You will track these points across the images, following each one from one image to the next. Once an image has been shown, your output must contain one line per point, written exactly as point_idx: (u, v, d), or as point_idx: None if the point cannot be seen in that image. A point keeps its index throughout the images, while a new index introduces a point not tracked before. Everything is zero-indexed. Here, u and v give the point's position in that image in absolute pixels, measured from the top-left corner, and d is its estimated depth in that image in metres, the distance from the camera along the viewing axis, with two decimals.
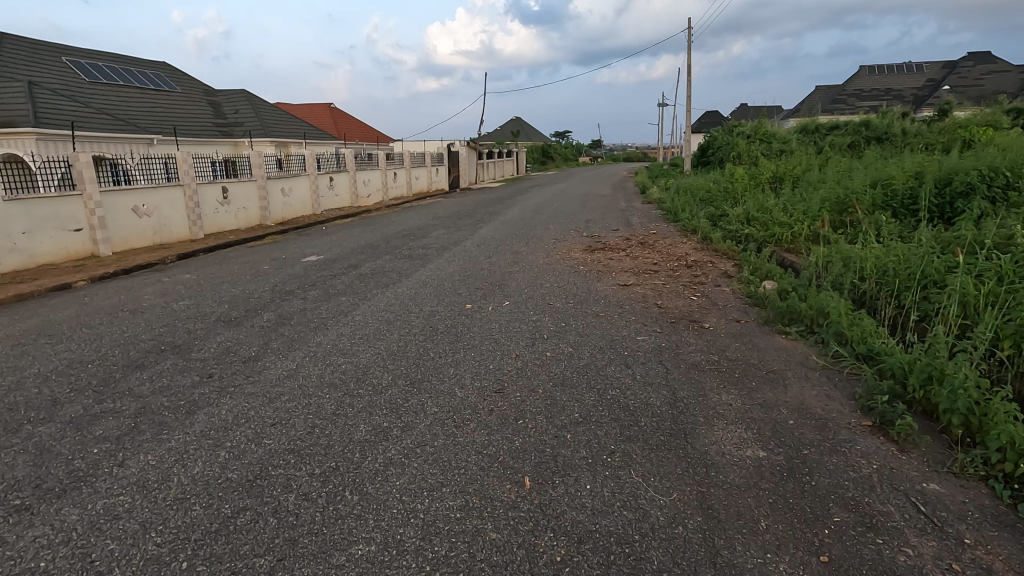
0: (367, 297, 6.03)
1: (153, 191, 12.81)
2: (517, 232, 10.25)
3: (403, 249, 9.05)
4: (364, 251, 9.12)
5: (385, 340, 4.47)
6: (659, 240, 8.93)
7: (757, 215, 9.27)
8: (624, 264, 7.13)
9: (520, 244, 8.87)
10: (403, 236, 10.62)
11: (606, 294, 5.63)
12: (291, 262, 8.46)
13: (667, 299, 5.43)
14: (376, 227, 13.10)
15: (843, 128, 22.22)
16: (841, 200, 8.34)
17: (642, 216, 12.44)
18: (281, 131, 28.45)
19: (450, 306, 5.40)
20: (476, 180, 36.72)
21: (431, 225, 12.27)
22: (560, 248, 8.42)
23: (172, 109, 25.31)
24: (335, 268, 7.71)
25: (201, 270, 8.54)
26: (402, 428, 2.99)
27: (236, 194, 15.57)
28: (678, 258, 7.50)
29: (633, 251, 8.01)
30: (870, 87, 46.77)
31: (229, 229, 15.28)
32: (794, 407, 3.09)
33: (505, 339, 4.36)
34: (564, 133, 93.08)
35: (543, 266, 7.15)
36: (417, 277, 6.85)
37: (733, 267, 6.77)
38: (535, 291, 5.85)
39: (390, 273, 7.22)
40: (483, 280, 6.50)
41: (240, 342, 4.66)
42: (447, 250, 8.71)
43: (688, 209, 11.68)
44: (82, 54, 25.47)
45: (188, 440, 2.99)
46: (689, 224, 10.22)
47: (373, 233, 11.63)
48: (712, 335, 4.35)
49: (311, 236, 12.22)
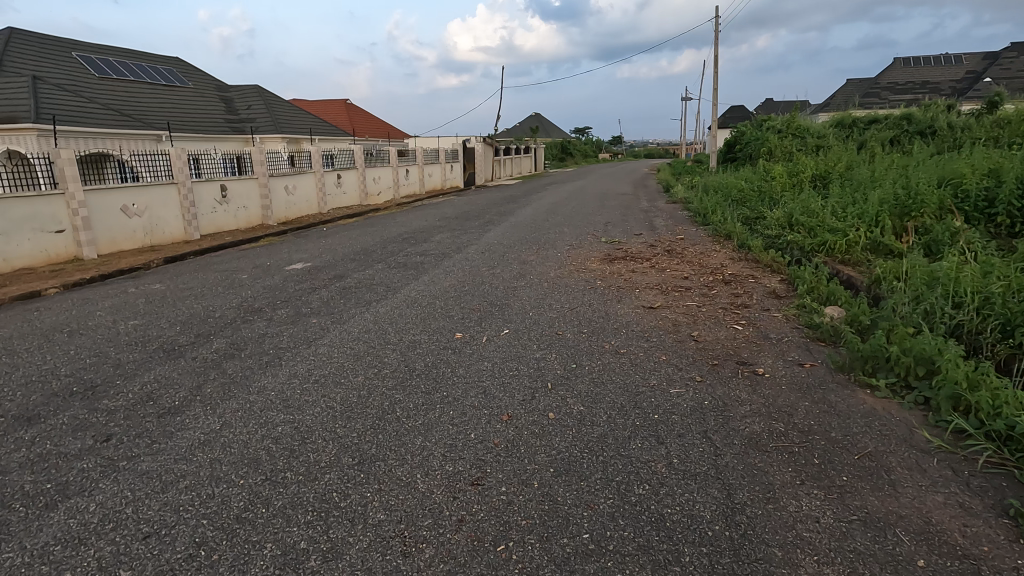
0: (343, 319, 5.08)
1: (143, 190, 12.08)
2: (527, 237, 9.24)
3: (399, 256, 8.11)
4: (356, 258, 8.19)
5: (344, 386, 3.52)
6: (689, 248, 7.83)
7: (801, 219, 8.10)
8: (648, 279, 6.07)
9: (530, 252, 7.86)
10: (403, 240, 9.70)
11: (626, 321, 4.59)
12: (273, 271, 7.57)
13: (704, 329, 4.37)
14: (378, 228, 12.22)
15: (883, 122, 20.65)
16: (903, 202, 7.15)
17: (666, 218, 11.30)
18: (293, 127, 27.83)
19: (436, 335, 4.43)
20: (492, 177, 35.74)
21: (435, 227, 11.34)
22: (574, 257, 7.39)
23: (182, 105, 24.78)
24: (318, 280, 6.81)
25: (175, 279, 7.70)
26: (326, 555, 2.01)
27: (235, 192, 14.84)
28: (713, 271, 6.40)
29: (658, 262, 6.95)
30: (905, 81, 44.53)
31: (228, 230, 14.55)
32: (918, 532, 2.04)
33: (496, 389, 3.35)
34: (583, 130, 91.41)
35: (554, 280, 6.13)
36: (406, 293, 5.91)
37: (780, 285, 5.65)
38: (541, 315, 4.82)
39: (377, 287, 6.28)
40: (481, 299, 5.50)
41: (170, 384, 3.73)
42: (447, 258, 7.74)
43: (719, 210, 10.52)
44: (93, 50, 25.07)
45: (14, 567, 2.04)
46: (721, 229, 9.06)
47: (373, 236, 10.70)
48: (771, 388, 3.28)
49: (307, 239, 11.38)
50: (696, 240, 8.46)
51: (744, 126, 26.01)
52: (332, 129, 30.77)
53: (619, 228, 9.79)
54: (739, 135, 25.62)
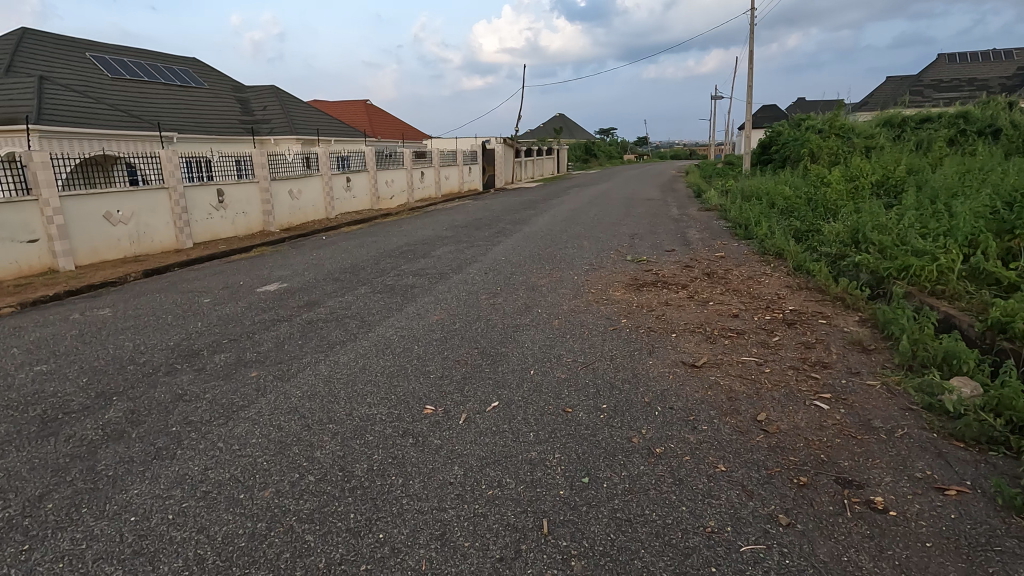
0: (289, 372, 3.92)
1: (130, 195, 11.22)
2: (540, 253, 8.01)
3: (390, 276, 6.99)
4: (339, 279, 7.08)
5: (238, 512, 2.34)
6: (733, 271, 6.49)
7: (870, 233, 6.69)
8: (686, 317, 4.79)
9: (543, 274, 6.63)
10: (400, 255, 8.55)
11: (662, 391, 3.32)
12: (241, 295, 6.51)
13: (772, 409, 3.08)
14: (379, 238, 11.13)
15: (936, 122, 18.84)
16: (1008, 217, 5.68)
17: (701, 230, 9.94)
18: (308, 128, 27.11)
19: (397, 408, 3.25)
20: (512, 179, 34.56)
21: (440, 238, 10.20)
22: (593, 282, 6.15)
23: (195, 106, 24.21)
24: (284, 309, 5.72)
25: (133, 301, 6.70)
26: None
27: (234, 197, 13.96)
28: (770, 306, 5.06)
29: (698, 291, 5.65)
30: (950, 78, 41.98)
31: (225, 236, 13.69)
32: None
33: (459, 534, 2.14)
34: (608, 131, 89.62)
35: (567, 317, 4.90)
36: (382, 332, 4.75)
37: (864, 331, 4.30)
38: (547, 376, 3.59)
39: (350, 321, 5.16)
40: (470, 345, 4.28)
41: (6, 490, 2.61)
42: (442, 281, 6.57)
43: (764, 222, 9.10)
44: (108, 50, 24.70)
45: None
46: (769, 245, 7.68)
47: (369, 249, 9.59)
48: (909, 552, 1.99)
49: (300, 251, 10.38)
50: (741, 261, 7.09)
51: (780, 126, 24.30)
52: (348, 130, 30.00)
53: (646, 244, 8.47)
54: (776, 135, 23.94)
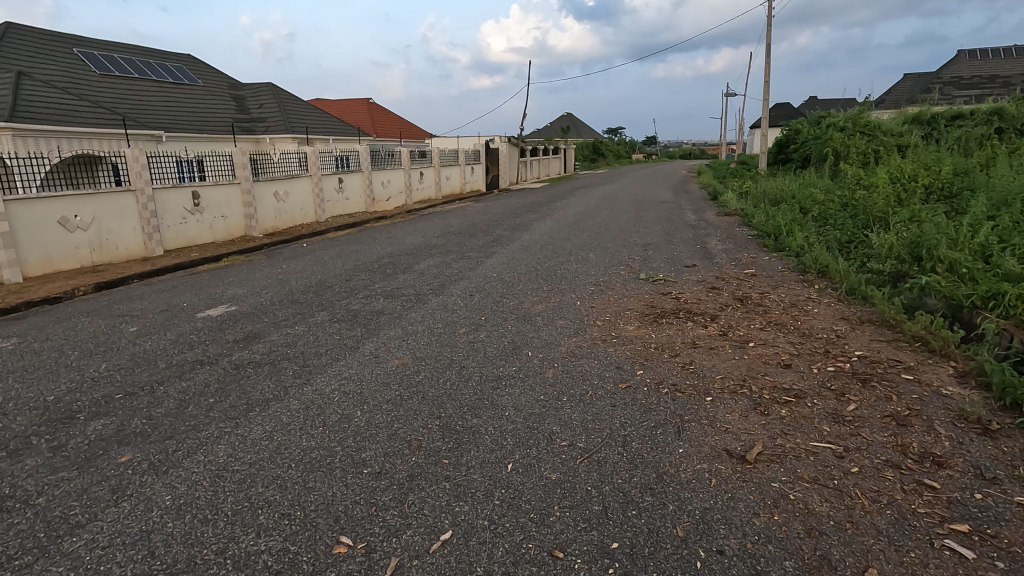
0: (174, 457, 2.81)
1: (91, 199, 10.17)
2: (537, 268, 6.89)
3: (359, 299, 5.90)
4: (300, 301, 5.99)
5: None
6: (771, 297, 5.33)
7: (937, 248, 5.51)
8: (721, 368, 3.63)
9: (539, 298, 5.50)
10: (378, 269, 7.46)
11: (705, 517, 2.17)
12: (178, 322, 5.43)
13: (884, 561, 1.92)
14: (363, 246, 10.06)
15: (967, 118, 17.51)
16: None
17: (723, 240, 8.77)
18: (304, 127, 26.10)
19: (298, 542, 2.12)
20: (518, 179, 33.47)
21: (428, 248, 9.11)
22: (601, 311, 5.00)
23: (186, 103, 23.26)
24: (216, 345, 4.61)
25: (53, 326, 5.64)
26: None
27: (211, 200, 12.91)
28: (830, 351, 3.89)
29: (732, 326, 4.48)
30: (970, 75, 40.38)
31: (201, 242, 12.67)
32: None
33: None
34: (616, 131, 88.12)
35: (564, 366, 3.75)
36: (323, 385, 3.64)
37: (972, 398, 3.11)
38: (529, 478, 2.46)
39: (290, 366, 4.06)
40: (430, 412, 3.15)
41: None
42: (417, 306, 5.46)
43: (798, 231, 7.91)
44: (98, 46, 23.84)
45: None
46: (808, 260, 6.50)
47: (347, 260, 8.52)
48: None
49: (274, 261, 9.34)
50: (777, 281, 5.92)
51: (798, 124, 23.06)
52: (347, 128, 28.98)
53: (662, 257, 7.30)
54: (794, 134, 22.69)
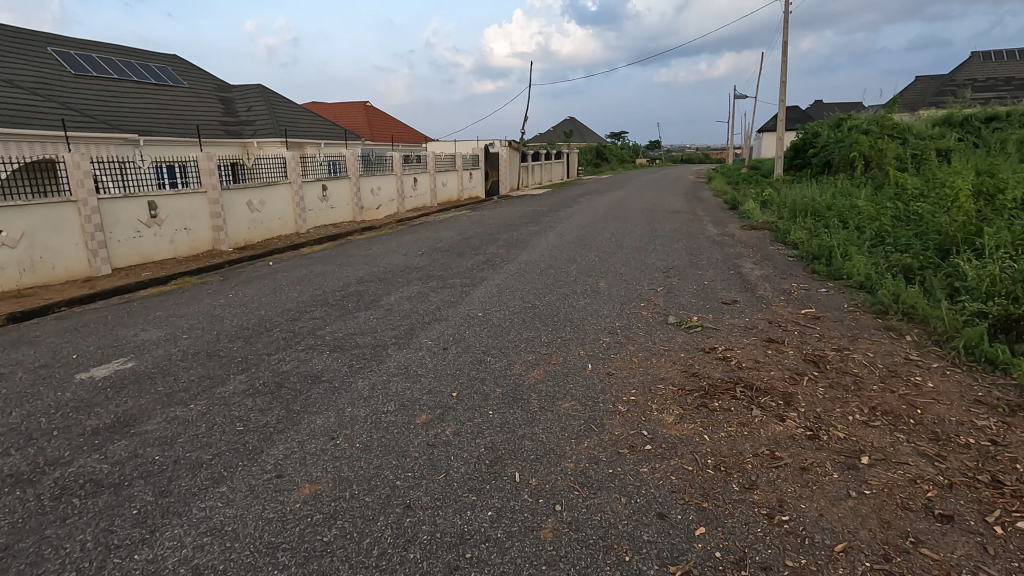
0: None
1: (20, 211, 8.76)
2: (534, 304, 5.46)
3: (299, 352, 4.49)
4: (223, 353, 4.57)
5: None
6: (855, 358, 3.87)
7: None
8: (833, 523, 2.15)
9: (534, 357, 4.03)
10: (338, 303, 6.03)
11: None
12: (48, 388, 4.00)
13: None
14: (333, 267, 8.64)
15: (1006, 122, 16.06)
16: None
17: (758, 262, 7.32)
18: (293, 130, 24.78)
19: None
20: (519, 184, 32.11)
21: (406, 271, 7.66)
22: (623, 383, 3.53)
23: (168, 105, 21.95)
24: (61, 440, 3.15)
25: None
26: None
27: (171, 210, 11.50)
28: (1002, 482, 2.40)
29: (822, 417, 3.01)
30: (985, 77, 38.82)
31: (159, 257, 11.29)
32: None
33: None
34: (619, 135, 87.06)
35: (575, 510, 2.29)
36: (173, 547, 2.19)
37: None
38: None
39: (146, 492, 2.61)
40: None
41: None
42: (369, 369, 4.00)
43: (856, 254, 6.45)
44: (76, 45, 22.58)
45: None
46: (885, 296, 5.02)
47: (308, 288, 7.11)
48: None
49: (226, 286, 7.94)
50: (852, 329, 4.47)
51: (816, 127, 21.65)
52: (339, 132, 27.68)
53: (691, 289, 5.83)
54: (813, 138, 21.28)
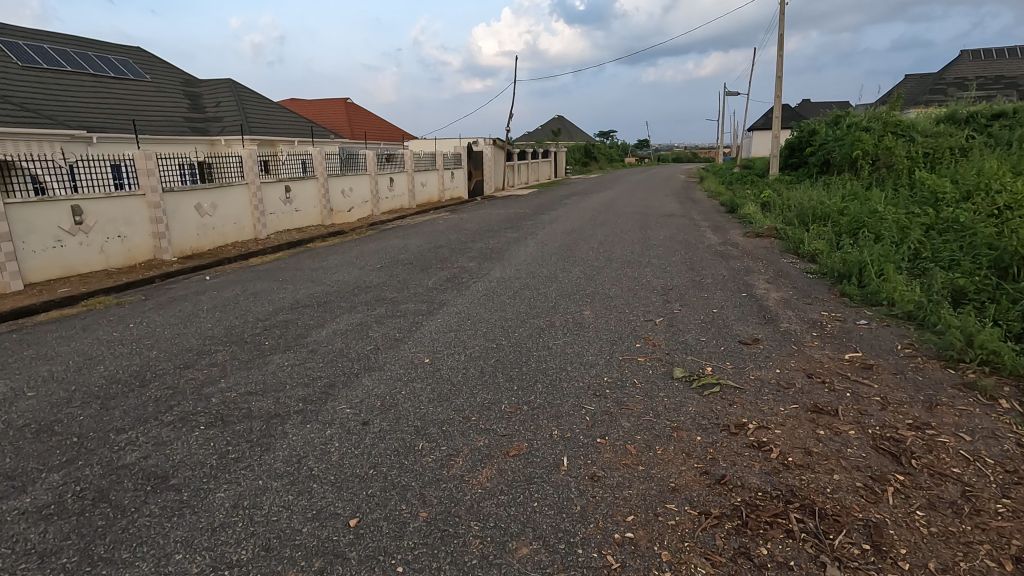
0: None
1: None
2: (500, 346, 4.23)
3: (165, 425, 3.22)
4: (61, 427, 3.28)
5: None
6: (948, 444, 2.67)
7: None
8: None
9: (486, 445, 2.78)
10: (254, 341, 4.75)
11: None
12: None
13: None
14: (275, 285, 7.35)
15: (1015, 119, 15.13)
16: None
17: (772, 280, 6.16)
18: (264, 127, 23.37)
19: None
20: (505, 185, 30.86)
21: (354, 293, 6.39)
22: (617, 502, 2.29)
23: (126, 99, 20.44)
24: None
25: None
26: None
27: (103, 216, 10.08)
28: None
29: None
30: (976, 74, 38.03)
31: (87, 269, 9.88)
32: None
33: None
34: (608, 134, 85.32)
35: None
36: None
37: None
38: None
39: None
40: None
41: None
42: (246, 466, 2.73)
43: (895, 273, 5.29)
44: (26, 35, 20.98)
45: None
46: (954, 335, 3.84)
47: (231, 314, 5.84)
48: None
49: (141, 309, 6.63)
50: (921, 389, 3.29)
51: (813, 124, 20.66)
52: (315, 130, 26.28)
53: (698, 322, 4.64)
54: (810, 135, 20.27)
